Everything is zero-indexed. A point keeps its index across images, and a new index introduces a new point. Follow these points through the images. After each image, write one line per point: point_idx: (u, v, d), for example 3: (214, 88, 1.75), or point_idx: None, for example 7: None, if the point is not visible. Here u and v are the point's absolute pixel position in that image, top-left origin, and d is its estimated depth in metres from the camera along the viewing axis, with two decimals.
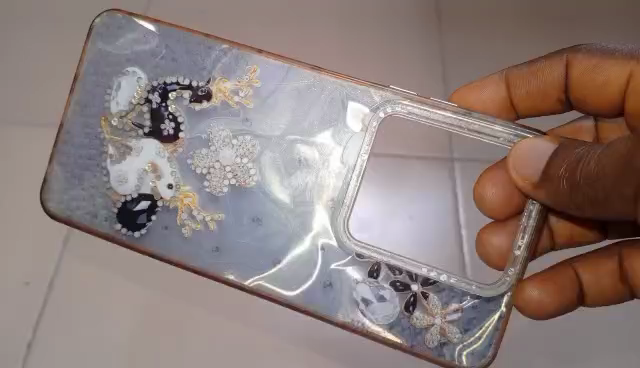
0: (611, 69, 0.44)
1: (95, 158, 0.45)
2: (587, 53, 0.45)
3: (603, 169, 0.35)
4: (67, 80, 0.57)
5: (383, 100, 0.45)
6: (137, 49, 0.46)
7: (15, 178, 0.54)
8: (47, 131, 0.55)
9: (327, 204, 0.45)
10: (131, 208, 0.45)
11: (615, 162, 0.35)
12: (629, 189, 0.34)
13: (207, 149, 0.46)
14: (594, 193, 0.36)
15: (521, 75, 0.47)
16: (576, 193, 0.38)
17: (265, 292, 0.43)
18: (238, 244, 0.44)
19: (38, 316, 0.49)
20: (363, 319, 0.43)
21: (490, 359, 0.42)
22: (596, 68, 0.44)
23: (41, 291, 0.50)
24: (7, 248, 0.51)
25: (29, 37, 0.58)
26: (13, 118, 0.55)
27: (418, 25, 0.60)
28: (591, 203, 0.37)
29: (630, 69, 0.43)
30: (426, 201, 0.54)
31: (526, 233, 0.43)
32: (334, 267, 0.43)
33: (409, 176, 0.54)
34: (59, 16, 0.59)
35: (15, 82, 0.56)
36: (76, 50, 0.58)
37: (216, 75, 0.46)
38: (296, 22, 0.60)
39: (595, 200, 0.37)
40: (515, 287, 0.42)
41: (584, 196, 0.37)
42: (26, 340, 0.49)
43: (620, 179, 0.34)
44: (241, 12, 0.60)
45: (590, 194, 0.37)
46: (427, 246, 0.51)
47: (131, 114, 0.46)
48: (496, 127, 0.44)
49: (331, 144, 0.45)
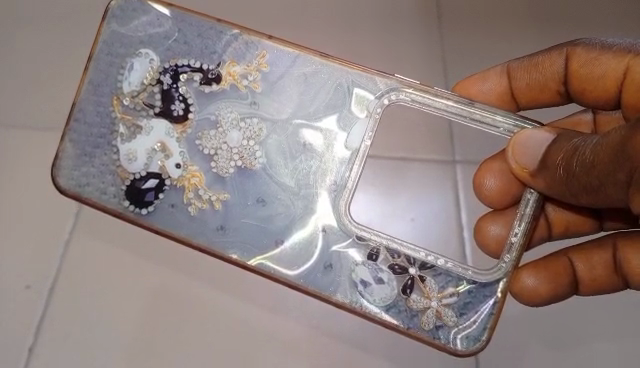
0: (610, 62, 0.44)
1: (106, 137, 0.47)
2: (587, 46, 0.45)
3: (599, 155, 0.35)
4: (70, 72, 0.59)
5: (387, 88, 0.45)
6: (151, 31, 0.48)
7: (21, 178, 0.55)
8: (50, 125, 0.57)
9: (329, 189, 0.46)
10: (140, 185, 0.46)
11: (610, 147, 0.34)
12: (621, 175, 0.34)
13: (215, 130, 0.47)
14: (589, 181, 0.36)
15: (522, 68, 0.48)
16: (572, 181, 0.37)
17: (266, 271, 0.44)
18: (241, 223, 0.45)
19: (39, 320, 0.51)
20: (361, 300, 0.44)
21: (485, 343, 0.43)
22: (595, 61, 0.45)
23: (41, 297, 0.52)
24: (10, 249, 0.53)
25: (36, 36, 0.59)
26: (22, 117, 0.57)
27: (417, 24, 0.61)
28: (584, 191, 0.37)
29: (627, 62, 0.44)
30: (426, 202, 0.55)
31: (522, 222, 0.43)
32: (334, 249, 0.45)
33: (408, 177, 0.55)
34: (62, 11, 0.60)
35: (17, 78, 0.58)
36: (79, 48, 0.59)
37: (227, 60, 0.47)
38: (298, 27, 0.61)
39: (588, 187, 0.36)
40: (510, 273, 0.43)
41: (579, 185, 0.37)
42: (28, 346, 0.50)
43: (614, 166, 0.34)
44: (242, 10, 0.61)
45: (584, 182, 0.37)
46: (427, 244, 0.53)
47: (142, 94, 0.47)
48: (496, 117, 0.44)
49: (335, 129, 0.46)
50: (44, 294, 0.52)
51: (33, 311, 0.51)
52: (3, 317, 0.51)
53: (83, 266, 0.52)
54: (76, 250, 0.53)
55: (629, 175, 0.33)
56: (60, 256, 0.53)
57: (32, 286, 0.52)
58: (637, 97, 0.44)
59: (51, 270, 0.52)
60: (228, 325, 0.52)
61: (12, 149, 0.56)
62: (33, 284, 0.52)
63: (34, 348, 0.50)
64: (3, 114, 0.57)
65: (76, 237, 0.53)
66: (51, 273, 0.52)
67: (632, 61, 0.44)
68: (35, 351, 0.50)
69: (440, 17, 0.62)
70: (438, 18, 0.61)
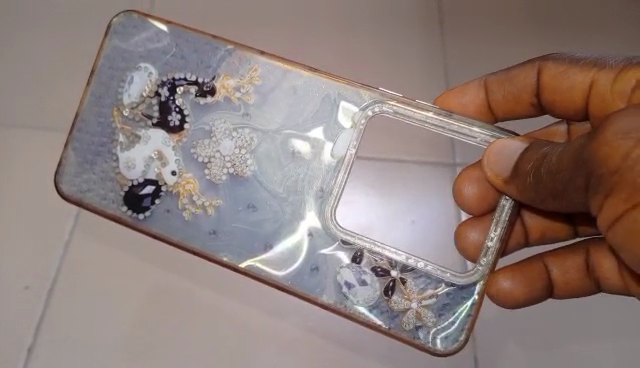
0: (578, 76, 0.47)
1: (107, 146, 0.50)
2: (557, 60, 0.48)
3: (564, 161, 0.37)
4: (72, 84, 0.61)
5: (372, 100, 0.48)
6: (150, 47, 0.51)
7: (23, 185, 0.57)
8: (53, 135, 0.59)
9: (316, 195, 0.48)
10: (138, 192, 0.49)
11: (573, 153, 0.36)
12: (580, 179, 0.35)
13: (209, 140, 0.49)
14: (554, 185, 0.38)
15: (498, 81, 0.50)
16: (542, 185, 0.39)
17: (255, 273, 0.47)
18: (232, 228, 0.48)
19: (39, 320, 0.53)
20: (344, 301, 0.46)
21: (463, 343, 0.45)
22: (564, 74, 0.47)
23: (40, 297, 0.54)
24: (12, 253, 0.55)
25: (39, 49, 0.62)
26: (31, 123, 0.59)
27: (418, 31, 0.64)
28: (551, 195, 0.39)
29: (593, 75, 0.46)
30: (427, 204, 0.58)
31: (498, 227, 0.45)
32: (320, 252, 0.47)
33: (408, 179, 0.58)
34: (65, 26, 0.63)
35: (22, 90, 0.61)
36: (81, 62, 0.62)
37: (221, 73, 0.50)
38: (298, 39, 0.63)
39: (554, 192, 0.38)
40: (486, 277, 0.45)
41: (546, 190, 0.39)
42: (27, 345, 0.53)
43: (574, 171, 0.36)
44: (238, 21, 0.64)
45: (551, 187, 0.38)
46: (424, 248, 0.55)
47: (141, 105, 0.50)
48: (473, 128, 0.47)
49: (322, 139, 0.48)
50: (44, 295, 0.54)
51: (33, 311, 0.54)
52: (4, 317, 0.53)
53: (83, 269, 0.55)
54: (75, 253, 0.55)
55: (586, 180, 0.35)
56: (60, 258, 0.55)
57: (30, 287, 0.54)
58: (603, 109, 0.46)
59: (51, 273, 0.55)
60: (223, 322, 0.54)
61: (15, 159, 0.58)
62: (32, 285, 0.54)
63: (33, 348, 0.52)
64: (5, 120, 0.59)
65: (74, 240, 0.56)
66: (50, 274, 0.55)
67: (597, 75, 0.46)
68: (35, 350, 0.52)
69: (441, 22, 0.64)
70: (425, 32, 0.64)
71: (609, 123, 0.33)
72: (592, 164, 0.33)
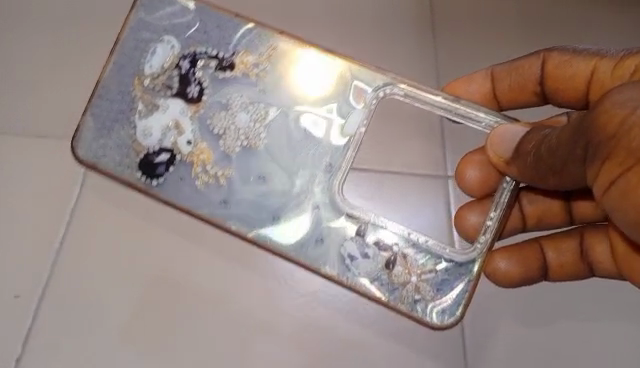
0: (581, 64, 0.45)
1: (126, 113, 0.52)
2: (562, 50, 0.46)
3: (564, 135, 0.39)
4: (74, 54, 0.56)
5: (383, 83, 0.50)
6: (174, 22, 0.53)
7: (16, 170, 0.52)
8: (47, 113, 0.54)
9: (325, 170, 0.50)
10: (153, 159, 0.51)
11: (573, 127, 0.38)
12: (577, 151, 0.37)
13: (225, 112, 0.51)
14: (554, 161, 0.40)
15: (503, 71, 0.49)
16: (542, 160, 0.41)
17: (262, 243, 0.49)
18: (242, 198, 0.49)
19: (30, 327, 0.48)
20: (347, 273, 0.48)
21: (459, 316, 0.47)
22: (567, 63, 0.46)
23: (32, 302, 0.49)
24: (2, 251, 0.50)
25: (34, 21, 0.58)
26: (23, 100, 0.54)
27: (412, 30, 0.60)
28: (551, 171, 0.41)
29: (595, 65, 0.45)
30: (419, 219, 0.53)
31: (497, 209, 0.47)
32: (326, 225, 0.49)
33: (401, 190, 0.54)
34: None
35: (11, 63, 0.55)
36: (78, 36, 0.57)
37: (240, 50, 0.52)
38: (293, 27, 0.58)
39: (554, 167, 0.40)
40: (485, 255, 0.47)
41: (546, 166, 0.41)
42: (15, 355, 0.47)
43: (573, 144, 0.38)
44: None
45: (550, 163, 0.40)
46: None
47: (161, 76, 0.52)
48: (480, 114, 0.49)
49: (334, 116, 0.50)
50: (35, 300, 0.49)
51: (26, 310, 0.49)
52: None
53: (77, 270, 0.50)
54: (71, 249, 0.51)
55: (583, 151, 0.37)
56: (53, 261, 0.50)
57: (21, 295, 0.49)
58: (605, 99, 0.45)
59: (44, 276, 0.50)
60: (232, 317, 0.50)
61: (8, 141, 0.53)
62: (23, 293, 0.49)
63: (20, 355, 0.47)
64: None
65: (71, 232, 0.51)
66: (44, 276, 0.50)
67: (598, 64, 0.44)
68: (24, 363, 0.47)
69: (433, 24, 0.60)
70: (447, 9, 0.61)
71: (608, 95, 0.35)
72: (590, 132, 0.36)
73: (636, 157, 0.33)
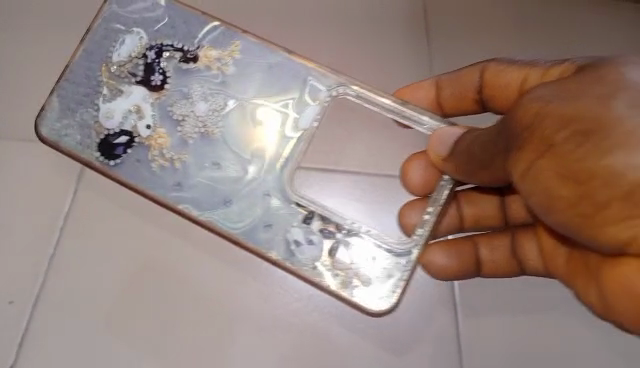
0: (512, 73, 0.48)
1: (90, 96, 0.53)
2: (500, 62, 0.50)
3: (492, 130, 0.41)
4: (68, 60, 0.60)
5: (337, 83, 0.54)
6: (144, 15, 0.56)
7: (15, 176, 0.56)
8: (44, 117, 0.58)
9: (278, 161, 0.52)
10: (112, 140, 0.52)
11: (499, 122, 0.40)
12: (500, 143, 0.39)
13: (185, 101, 0.53)
14: (483, 155, 0.42)
15: (448, 79, 0.53)
16: (472, 157, 0.43)
17: (211, 225, 0.50)
18: (195, 181, 0.51)
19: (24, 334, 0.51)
20: (292, 258, 0.49)
21: (395, 304, 0.48)
22: (501, 73, 0.49)
23: (26, 309, 0.52)
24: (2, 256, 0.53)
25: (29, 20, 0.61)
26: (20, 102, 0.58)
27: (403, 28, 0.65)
28: (482, 166, 0.43)
29: (524, 75, 0.47)
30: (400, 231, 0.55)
31: (434, 206, 0.50)
32: (274, 211, 0.50)
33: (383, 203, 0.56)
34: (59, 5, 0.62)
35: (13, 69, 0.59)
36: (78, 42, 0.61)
37: (205, 45, 0.55)
38: (280, 38, 0.62)
39: (484, 162, 0.42)
40: (423, 247, 0.49)
41: (478, 161, 0.43)
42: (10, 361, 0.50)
43: (498, 136, 0.39)
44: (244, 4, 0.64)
45: (481, 157, 0.42)
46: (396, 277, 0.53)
47: (127, 64, 0.54)
48: (423, 117, 0.52)
49: (289, 111, 0.53)
50: (29, 306, 0.52)
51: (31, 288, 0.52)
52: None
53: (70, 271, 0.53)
54: (68, 240, 0.54)
55: (505, 143, 0.39)
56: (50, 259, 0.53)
57: (15, 301, 0.52)
58: None
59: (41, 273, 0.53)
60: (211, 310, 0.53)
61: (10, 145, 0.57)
62: (16, 299, 0.52)
63: (25, 336, 0.51)
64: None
65: (63, 237, 0.54)
66: (42, 270, 0.53)
67: (527, 74, 0.47)
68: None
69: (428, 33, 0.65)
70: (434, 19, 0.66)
71: (531, 93, 0.37)
72: (512, 125, 0.37)
73: (547, 143, 0.35)
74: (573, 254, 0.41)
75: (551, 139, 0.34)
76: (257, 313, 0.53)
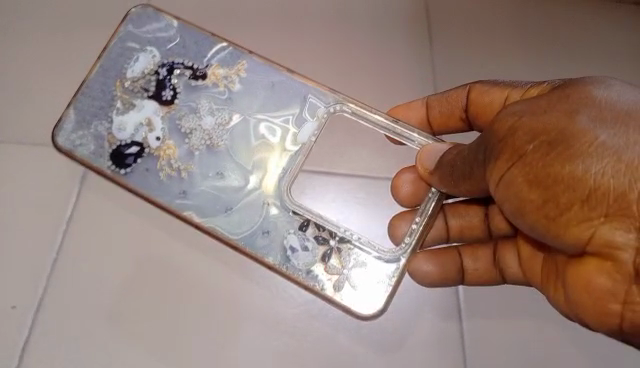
0: (495, 94, 0.53)
1: (105, 109, 0.57)
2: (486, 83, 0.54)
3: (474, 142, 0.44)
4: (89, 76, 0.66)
5: (335, 100, 0.58)
6: (158, 35, 0.60)
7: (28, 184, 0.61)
8: None
9: (278, 171, 0.56)
10: (123, 151, 0.56)
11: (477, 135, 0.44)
12: (479, 154, 0.43)
13: (193, 115, 0.57)
14: (464, 167, 0.46)
15: (437, 99, 0.58)
16: (455, 166, 0.47)
17: (213, 232, 0.53)
18: (199, 190, 0.55)
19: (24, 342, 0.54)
20: (287, 263, 0.52)
21: (381, 309, 0.51)
22: (485, 93, 0.54)
23: (27, 314, 0.56)
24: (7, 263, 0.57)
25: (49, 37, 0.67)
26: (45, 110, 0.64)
27: (407, 32, 0.71)
28: (463, 177, 0.46)
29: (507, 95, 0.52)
30: None
31: (421, 217, 0.53)
32: (272, 219, 0.54)
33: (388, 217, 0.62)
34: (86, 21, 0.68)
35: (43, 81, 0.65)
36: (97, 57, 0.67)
37: (213, 63, 0.59)
38: (288, 54, 0.68)
39: (464, 174, 0.46)
40: (410, 255, 0.52)
41: (459, 172, 0.46)
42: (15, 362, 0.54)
43: (476, 149, 0.44)
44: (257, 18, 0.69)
45: (462, 169, 0.46)
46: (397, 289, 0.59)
47: (141, 80, 0.58)
48: (413, 135, 0.55)
49: (290, 126, 0.57)
50: (30, 314, 0.56)
51: (33, 294, 0.56)
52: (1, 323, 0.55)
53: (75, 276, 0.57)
54: (76, 243, 0.59)
55: (483, 154, 0.43)
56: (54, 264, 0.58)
57: (17, 306, 0.56)
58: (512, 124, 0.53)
59: (44, 275, 0.57)
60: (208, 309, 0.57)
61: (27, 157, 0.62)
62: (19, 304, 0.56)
63: (26, 347, 0.54)
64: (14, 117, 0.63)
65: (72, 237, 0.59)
66: (44, 273, 0.57)
67: (509, 94, 0.52)
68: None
69: (431, 36, 0.71)
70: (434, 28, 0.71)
71: (507, 109, 0.42)
72: (489, 136, 0.42)
73: (519, 154, 0.40)
74: (547, 263, 0.48)
75: (523, 148, 0.40)
76: (258, 311, 0.58)
